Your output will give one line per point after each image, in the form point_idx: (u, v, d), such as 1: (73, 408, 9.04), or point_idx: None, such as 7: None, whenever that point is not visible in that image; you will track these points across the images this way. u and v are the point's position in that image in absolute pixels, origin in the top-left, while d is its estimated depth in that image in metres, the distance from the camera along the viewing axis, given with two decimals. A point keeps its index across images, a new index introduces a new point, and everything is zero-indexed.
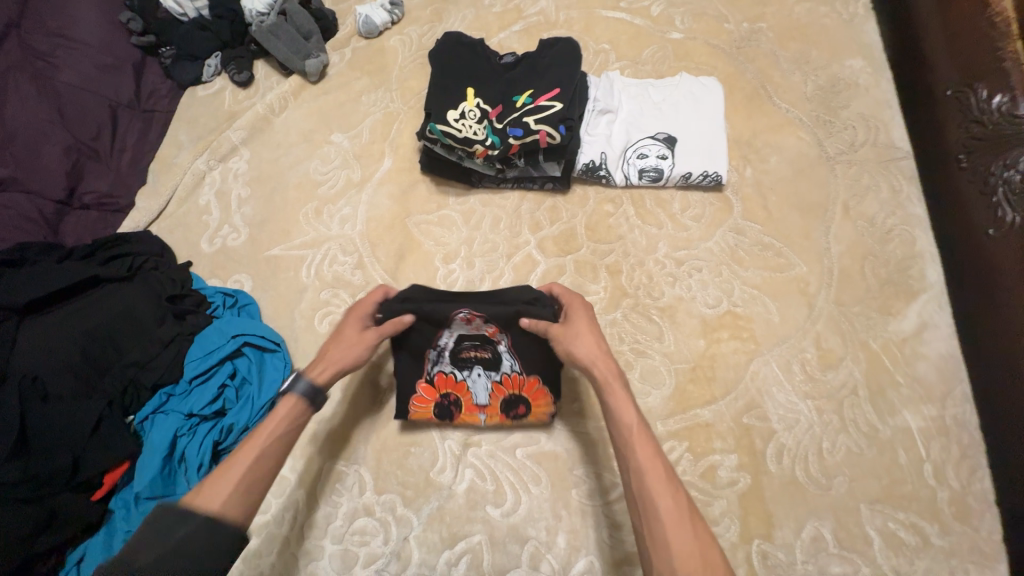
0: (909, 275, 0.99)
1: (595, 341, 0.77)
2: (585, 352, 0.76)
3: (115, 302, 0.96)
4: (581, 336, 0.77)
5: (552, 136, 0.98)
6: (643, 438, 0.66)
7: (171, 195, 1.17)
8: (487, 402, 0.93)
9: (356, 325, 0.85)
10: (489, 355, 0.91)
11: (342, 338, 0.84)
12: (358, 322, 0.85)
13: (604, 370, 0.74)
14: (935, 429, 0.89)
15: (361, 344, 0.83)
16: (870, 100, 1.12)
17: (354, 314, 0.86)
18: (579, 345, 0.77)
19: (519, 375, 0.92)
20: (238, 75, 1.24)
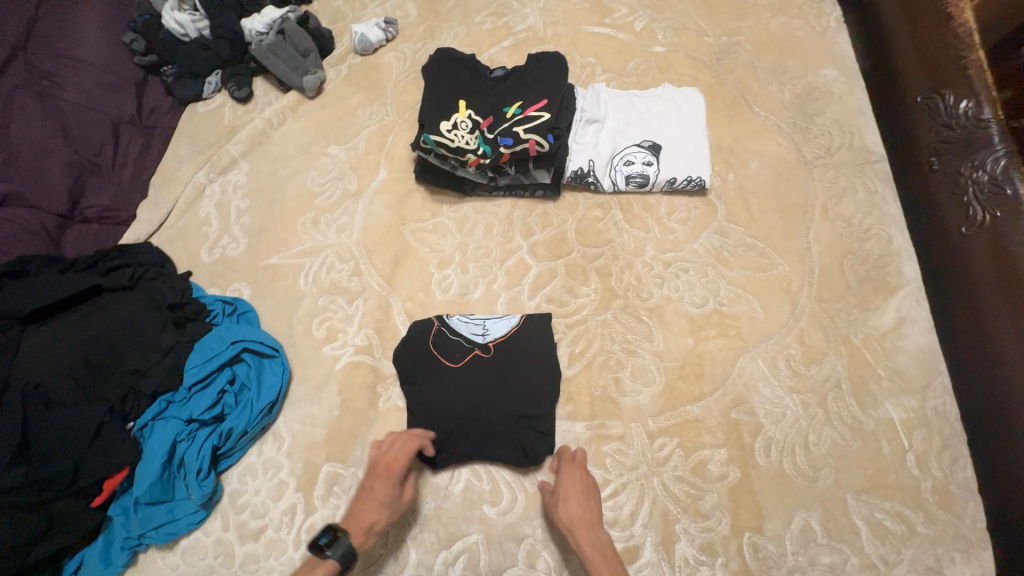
0: (886, 272, 1.02)
1: (576, 492, 0.86)
2: (571, 511, 0.84)
3: (116, 311, 0.98)
4: (565, 501, 0.85)
5: (541, 145, 1.02)
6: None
7: (172, 207, 1.20)
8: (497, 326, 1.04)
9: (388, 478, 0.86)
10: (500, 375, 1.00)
11: (370, 496, 0.85)
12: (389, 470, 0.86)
13: (583, 531, 0.82)
14: (916, 420, 0.91)
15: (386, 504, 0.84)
16: (844, 107, 1.18)
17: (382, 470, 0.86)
18: (563, 509, 0.84)
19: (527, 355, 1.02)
20: (238, 91, 1.29)
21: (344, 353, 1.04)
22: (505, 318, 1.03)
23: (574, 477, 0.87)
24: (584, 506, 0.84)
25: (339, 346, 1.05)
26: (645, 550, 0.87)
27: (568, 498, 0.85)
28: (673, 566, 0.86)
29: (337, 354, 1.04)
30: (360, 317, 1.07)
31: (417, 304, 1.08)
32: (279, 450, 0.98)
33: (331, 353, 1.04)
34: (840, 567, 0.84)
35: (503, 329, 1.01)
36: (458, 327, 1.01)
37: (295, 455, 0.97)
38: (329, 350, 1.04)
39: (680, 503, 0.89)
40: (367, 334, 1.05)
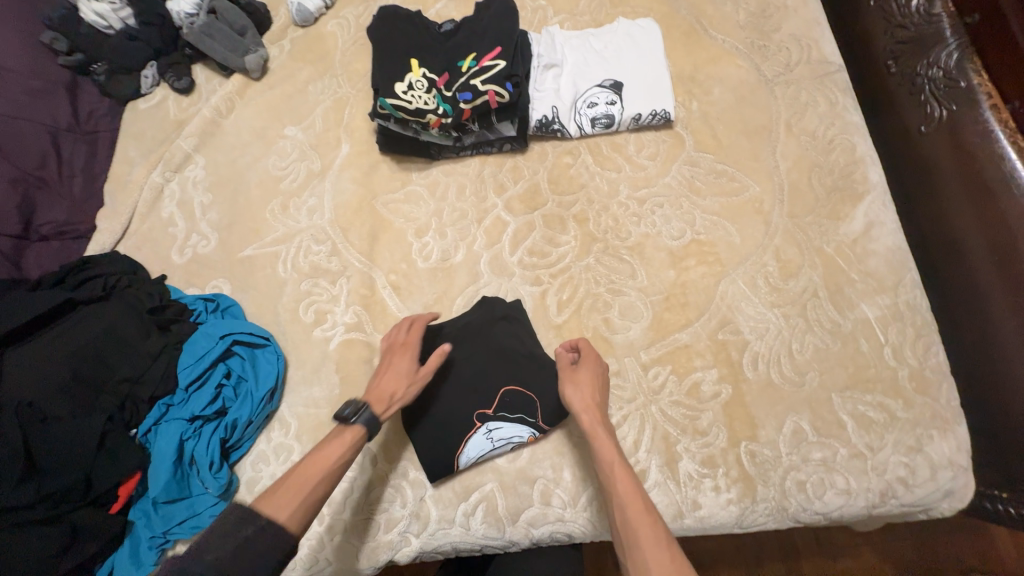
0: (853, 179, 1.04)
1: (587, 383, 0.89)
2: (581, 397, 0.88)
3: (96, 322, 0.96)
4: (579, 386, 0.89)
5: (501, 95, 1.01)
6: (607, 445, 0.83)
7: (132, 212, 1.16)
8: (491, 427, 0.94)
9: (404, 359, 0.93)
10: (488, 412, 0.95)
11: (392, 369, 0.92)
12: (406, 356, 0.93)
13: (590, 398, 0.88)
14: (890, 315, 0.96)
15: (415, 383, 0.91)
16: (800, 20, 1.16)
17: (396, 349, 0.94)
18: (576, 395, 0.88)
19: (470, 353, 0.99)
20: (178, 82, 1.22)
21: (335, 333, 1.04)
22: (489, 432, 0.94)
23: (595, 371, 0.91)
24: (595, 386, 0.89)
25: (329, 327, 1.04)
26: (651, 472, 0.92)
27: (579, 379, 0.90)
28: (678, 483, 0.91)
29: (328, 335, 1.04)
30: (346, 296, 1.06)
31: (401, 276, 1.08)
32: (287, 434, 0.98)
33: (322, 335, 1.04)
34: (831, 459, 0.90)
35: (510, 423, 0.94)
36: (468, 453, 0.93)
37: (303, 436, 0.97)
38: (320, 332, 1.04)
39: (679, 425, 0.94)
40: (356, 311, 1.05)
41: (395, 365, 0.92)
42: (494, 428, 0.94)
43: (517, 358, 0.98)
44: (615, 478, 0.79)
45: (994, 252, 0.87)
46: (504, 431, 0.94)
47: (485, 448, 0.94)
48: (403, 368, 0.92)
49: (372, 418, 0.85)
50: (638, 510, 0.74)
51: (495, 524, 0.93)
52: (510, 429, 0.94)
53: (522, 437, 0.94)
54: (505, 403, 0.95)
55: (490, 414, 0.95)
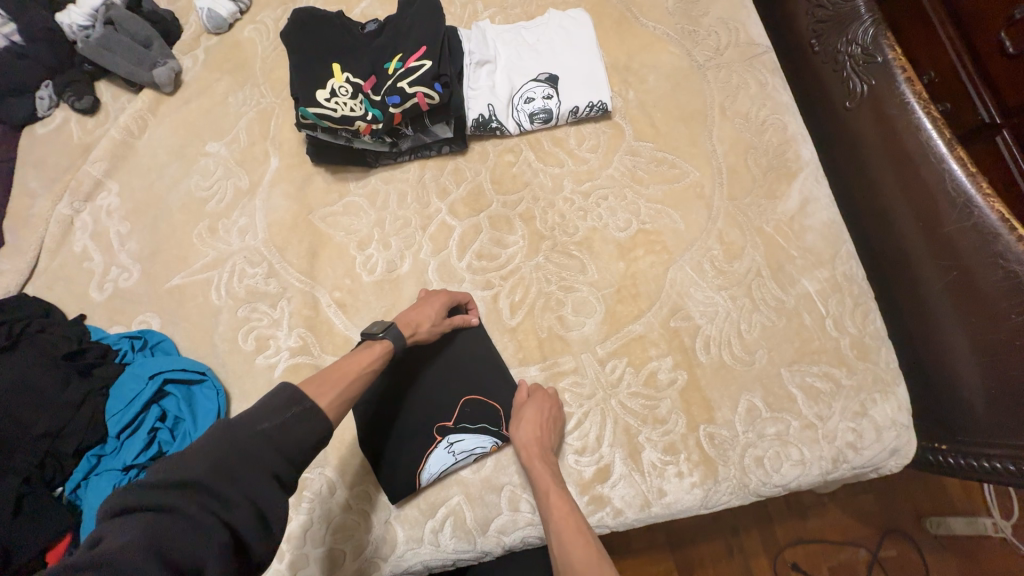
0: (786, 158, 1.07)
1: (535, 417, 0.89)
2: (526, 434, 0.88)
3: (3, 375, 0.87)
4: (524, 423, 0.88)
5: (431, 96, 0.96)
6: (544, 477, 0.86)
7: (40, 249, 1.05)
8: (453, 440, 0.92)
9: (439, 304, 0.93)
10: (449, 425, 0.92)
11: (426, 307, 0.92)
12: (443, 302, 0.94)
13: (535, 432, 0.88)
14: (830, 288, 0.99)
15: (444, 326, 0.92)
16: (726, 3, 1.17)
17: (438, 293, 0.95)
18: (525, 431, 0.88)
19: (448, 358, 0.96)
20: (79, 102, 1.12)
21: (280, 359, 0.98)
22: (451, 445, 0.91)
23: (542, 406, 0.91)
24: (543, 420, 0.89)
25: (272, 354, 0.99)
26: (616, 465, 0.92)
27: (527, 417, 0.89)
28: (643, 473, 0.92)
29: (272, 362, 0.98)
30: (288, 319, 1.01)
31: (346, 291, 1.03)
32: None
33: (265, 363, 0.98)
34: (784, 432, 0.93)
35: (472, 435, 0.92)
36: (430, 469, 0.91)
37: None
38: (263, 360, 0.98)
39: (639, 416, 0.94)
40: (300, 334, 1.00)
41: (436, 302, 0.92)
42: (456, 441, 0.92)
43: (471, 371, 0.96)
44: (553, 506, 0.82)
45: (921, 222, 0.91)
46: (466, 444, 0.92)
47: (448, 461, 0.91)
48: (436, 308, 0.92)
49: (399, 336, 0.82)
50: (572, 536, 0.77)
51: (464, 537, 0.90)
52: (472, 441, 0.92)
53: (485, 448, 0.92)
54: (465, 414, 0.93)
55: (450, 427, 0.92)
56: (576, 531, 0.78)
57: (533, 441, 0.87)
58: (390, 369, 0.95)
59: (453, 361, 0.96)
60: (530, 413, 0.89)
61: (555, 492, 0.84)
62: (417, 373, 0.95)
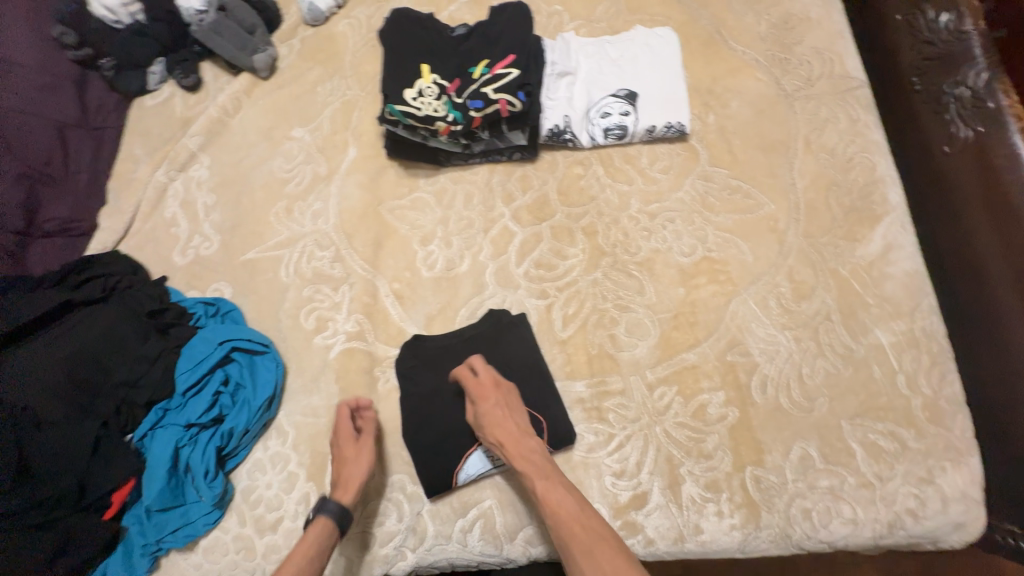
0: (872, 200, 1.01)
1: (493, 413, 0.87)
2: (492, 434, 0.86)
3: (93, 325, 0.95)
4: (490, 426, 0.86)
5: (513, 104, 0.98)
6: (528, 470, 0.83)
7: (135, 211, 1.14)
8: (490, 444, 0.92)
9: (348, 442, 0.91)
10: None
11: (345, 460, 0.89)
12: (350, 439, 0.92)
13: (500, 432, 0.86)
14: (906, 342, 0.93)
15: (363, 459, 0.90)
16: (822, 32, 1.13)
17: (341, 434, 0.92)
18: (495, 431, 0.86)
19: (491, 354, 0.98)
20: (185, 79, 1.21)
21: (337, 341, 1.02)
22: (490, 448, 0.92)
23: (491, 399, 0.89)
24: (504, 412, 0.88)
25: (330, 335, 1.03)
26: (653, 494, 0.90)
27: (488, 415, 0.87)
28: (680, 506, 0.89)
29: (329, 342, 1.02)
30: (348, 304, 1.05)
31: (406, 283, 1.06)
32: (284, 444, 0.97)
33: (322, 343, 1.02)
34: (838, 488, 0.88)
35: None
36: (467, 470, 0.92)
37: (301, 446, 0.96)
38: (320, 340, 1.03)
39: (684, 448, 0.92)
40: (357, 320, 1.03)
41: (355, 452, 0.90)
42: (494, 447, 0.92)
43: (501, 371, 0.97)
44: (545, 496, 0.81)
45: (1016, 275, 0.84)
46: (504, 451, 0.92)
47: (486, 465, 0.92)
48: (345, 442, 0.91)
49: (335, 509, 0.84)
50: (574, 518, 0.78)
51: (492, 541, 0.91)
52: None
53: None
54: None
55: None
56: (579, 524, 0.77)
57: (511, 437, 0.85)
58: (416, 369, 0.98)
59: (499, 360, 0.98)
60: (489, 410, 0.87)
61: (542, 486, 0.81)
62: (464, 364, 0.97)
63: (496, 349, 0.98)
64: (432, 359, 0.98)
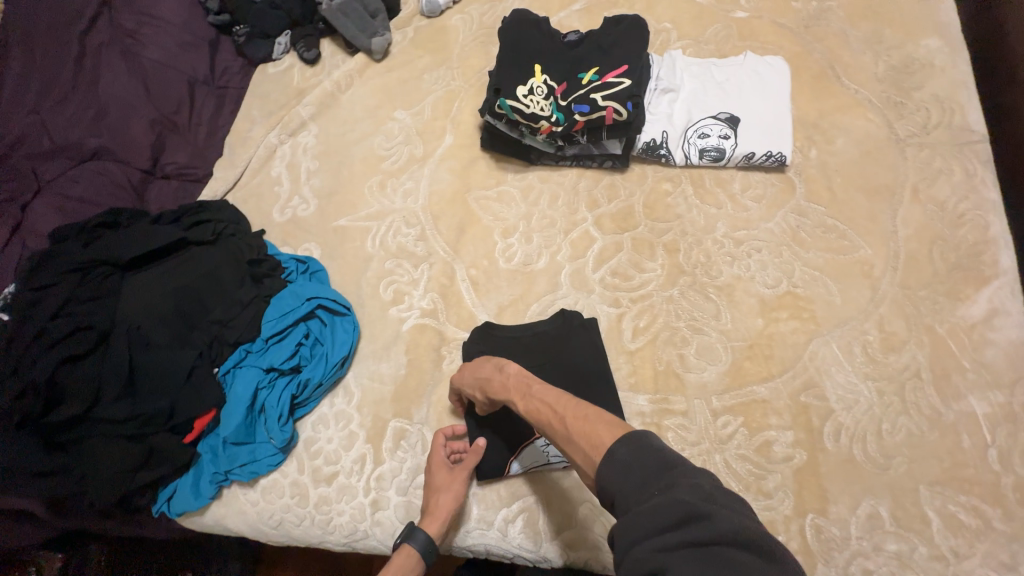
0: (981, 261, 0.96)
1: (469, 370, 0.90)
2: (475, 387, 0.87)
3: (201, 264, 1.03)
4: (472, 383, 0.88)
5: (619, 113, 1.00)
6: (511, 393, 0.79)
7: (245, 167, 1.24)
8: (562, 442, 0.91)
9: (441, 470, 0.92)
10: None
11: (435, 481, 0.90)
12: (443, 467, 0.92)
13: (483, 380, 0.85)
14: (1002, 415, 0.87)
15: (453, 490, 0.90)
16: (945, 81, 1.09)
17: (437, 460, 0.93)
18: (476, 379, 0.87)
19: (546, 346, 0.98)
20: (307, 53, 1.30)
21: (410, 315, 1.06)
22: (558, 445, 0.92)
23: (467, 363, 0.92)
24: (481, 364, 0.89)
25: (405, 308, 1.07)
26: None
27: (464, 377, 0.90)
28: None
29: (403, 316, 1.07)
30: (426, 282, 1.09)
31: (482, 270, 1.09)
32: (349, 403, 1.02)
33: (397, 315, 1.07)
34: (907, 554, 0.83)
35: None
36: (520, 461, 0.93)
37: (364, 408, 1.01)
38: (395, 312, 1.07)
39: (743, 481, 0.89)
40: (432, 298, 1.07)
41: (447, 482, 0.90)
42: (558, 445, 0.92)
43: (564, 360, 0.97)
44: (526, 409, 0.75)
45: None
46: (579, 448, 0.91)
47: (539, 460, 0.93)
48: (435, 468, 0.92)
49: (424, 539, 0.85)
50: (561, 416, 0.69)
51: (533, 536, 0.92)
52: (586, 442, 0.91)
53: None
54: None
55: None
56: (560, 418, 0.69)
57: (486, 375, 0.85)
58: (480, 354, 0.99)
59: (554, 355, 0.98)
60: (469, 371, 0.90)
61: (521, 401, 0.76)
62: (520, 353, 0.98)
63: (555, 343, 0.98)
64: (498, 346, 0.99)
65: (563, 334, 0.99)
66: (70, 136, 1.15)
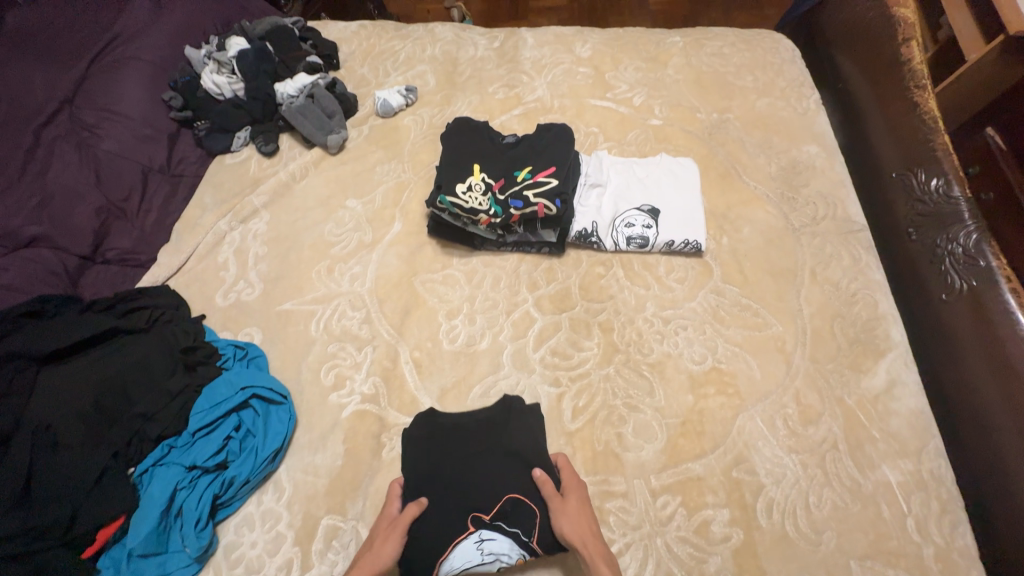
0: (875, 334, 1.07)
1: (580, 514, 0.88)
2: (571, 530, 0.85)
3: (128, 354, 0.99)
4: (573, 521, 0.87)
5: (549, 208, 1.11)
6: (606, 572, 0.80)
7: (191, 252, 1.25)
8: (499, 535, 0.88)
9: (386, 520, 0.89)
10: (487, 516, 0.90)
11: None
12: (388, 515, 0.89)
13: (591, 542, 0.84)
14: (913, 484, 0.93)
15: (386, 540, 0.85)
16: (827, 181, 1.27)
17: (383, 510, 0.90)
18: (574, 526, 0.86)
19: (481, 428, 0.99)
20: (265, 146, 1.38)
21: (351, 401, 1.05)
22: (500, 536, 0.88)
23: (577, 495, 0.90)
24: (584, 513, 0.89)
25: (345, 394, 1.06)
26: None
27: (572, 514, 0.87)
28: None
29: (343, 401, 1.05)
30: (368, 365, 1.09)
31: (425, 352, 1.11)
32: (279, 500, 0.96)
33: (337, 401, 1.05)
34: None
35: (506, 538, 0.88)
36: (452, 561, 0.86)
37: (295, 505, 0.95)
38: (335, 398, 1.05)
39: (684, 566, 0.88)
40: (374, 383, 1.07)
41: (384, 530, 0.87)
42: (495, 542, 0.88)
43: (509, 450, 0.96)
44: None
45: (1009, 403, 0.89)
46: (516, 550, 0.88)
47: (473, 560, 0.86)
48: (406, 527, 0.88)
49: None
50: None
51: None
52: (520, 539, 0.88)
53: (513, 558, 0.87)
54: (504, 512, 0.90)
55: (485, 520, 0.89)
56: None
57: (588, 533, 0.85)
58: (425, 442, 0.98)
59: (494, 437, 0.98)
60: (575, 510, 0.88)
61: None
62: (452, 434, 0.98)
63: (488, 425, 0.99)
64: (443, 433, 0.99)
65: (496, 415, 1.01)
66: (6, 223, 1.12)
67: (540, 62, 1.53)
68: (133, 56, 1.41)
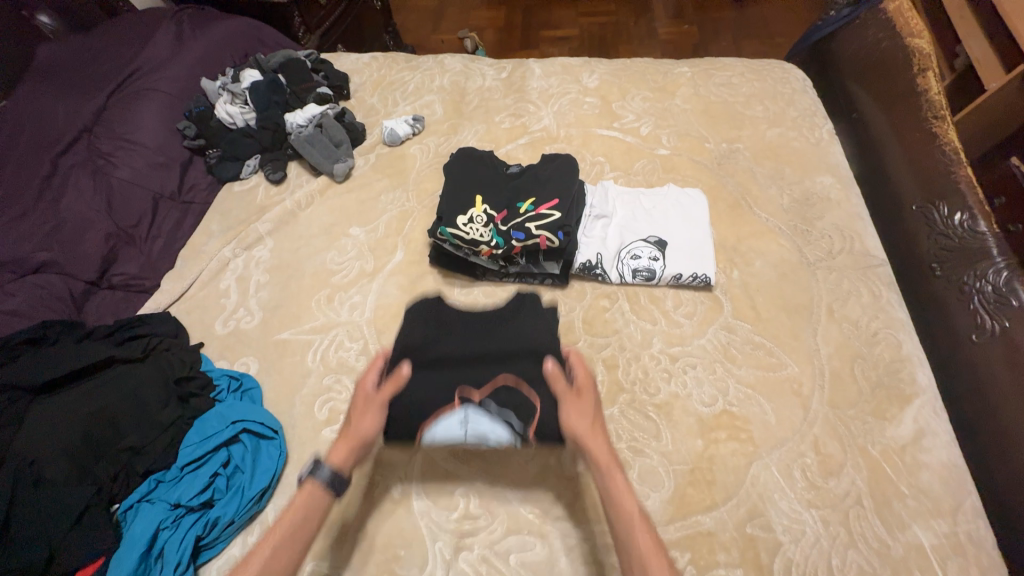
0: (900, 378, 1.00)
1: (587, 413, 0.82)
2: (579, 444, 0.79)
3: (122, 384, 0.98)
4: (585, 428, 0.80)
5: (551, 241, 1.08)
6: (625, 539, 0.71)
7: (195, 279, 1.25)
8: (485, 418, 0.86)
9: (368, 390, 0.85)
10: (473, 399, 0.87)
11: None
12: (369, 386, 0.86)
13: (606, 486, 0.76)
14: (949, 547, 0.84)
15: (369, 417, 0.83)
16: (843, 213, 1.22)
17: (360, 390, 0.85)
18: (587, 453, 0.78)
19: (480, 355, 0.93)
20: (273, 174, 1.40)
21: None
22: (488, 414, 0.86)
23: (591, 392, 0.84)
24: (595, 426, 0.81)
25: (339, 429, 1.01)
26: None
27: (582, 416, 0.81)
28: None
29: (336, 438, 1.00)
30: None
31: None
32: None
33: (329, 437, 1.00)
34: None
35: (491, 419, 0.86)
36: (435, 434, 0.86)
37: None
38: (328, 434, 1.01)
39: None
40: None
41: (368, 423, 0.83)
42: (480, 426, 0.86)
43: (516, 353, 0.92)
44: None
45: None
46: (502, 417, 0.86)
47: (457, 434, 0.86)
48: None
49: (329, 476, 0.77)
50: None
51: None
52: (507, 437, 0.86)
53: (501, 437, 0.86)
54: (494, 396, 0.87)
55: (472, 402, 0.87)
56: None
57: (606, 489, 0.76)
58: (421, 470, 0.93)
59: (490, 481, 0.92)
60: (582, 410, 0.82)
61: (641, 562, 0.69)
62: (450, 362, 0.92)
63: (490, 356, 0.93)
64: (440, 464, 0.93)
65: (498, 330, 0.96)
66: (18, 251, 1.15)
67: (547, 92, 1.54)
68: (152, 87, 1.46)
